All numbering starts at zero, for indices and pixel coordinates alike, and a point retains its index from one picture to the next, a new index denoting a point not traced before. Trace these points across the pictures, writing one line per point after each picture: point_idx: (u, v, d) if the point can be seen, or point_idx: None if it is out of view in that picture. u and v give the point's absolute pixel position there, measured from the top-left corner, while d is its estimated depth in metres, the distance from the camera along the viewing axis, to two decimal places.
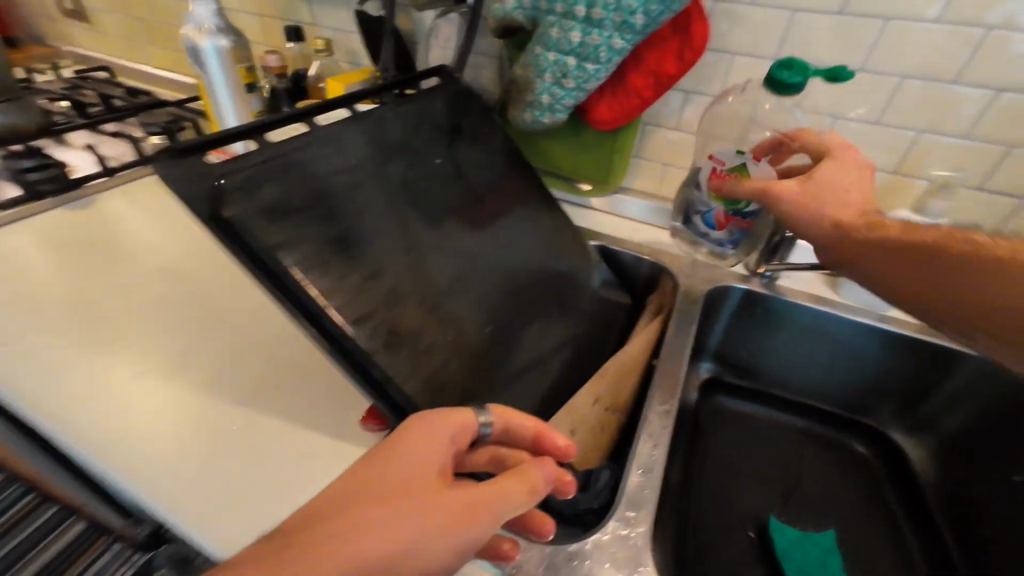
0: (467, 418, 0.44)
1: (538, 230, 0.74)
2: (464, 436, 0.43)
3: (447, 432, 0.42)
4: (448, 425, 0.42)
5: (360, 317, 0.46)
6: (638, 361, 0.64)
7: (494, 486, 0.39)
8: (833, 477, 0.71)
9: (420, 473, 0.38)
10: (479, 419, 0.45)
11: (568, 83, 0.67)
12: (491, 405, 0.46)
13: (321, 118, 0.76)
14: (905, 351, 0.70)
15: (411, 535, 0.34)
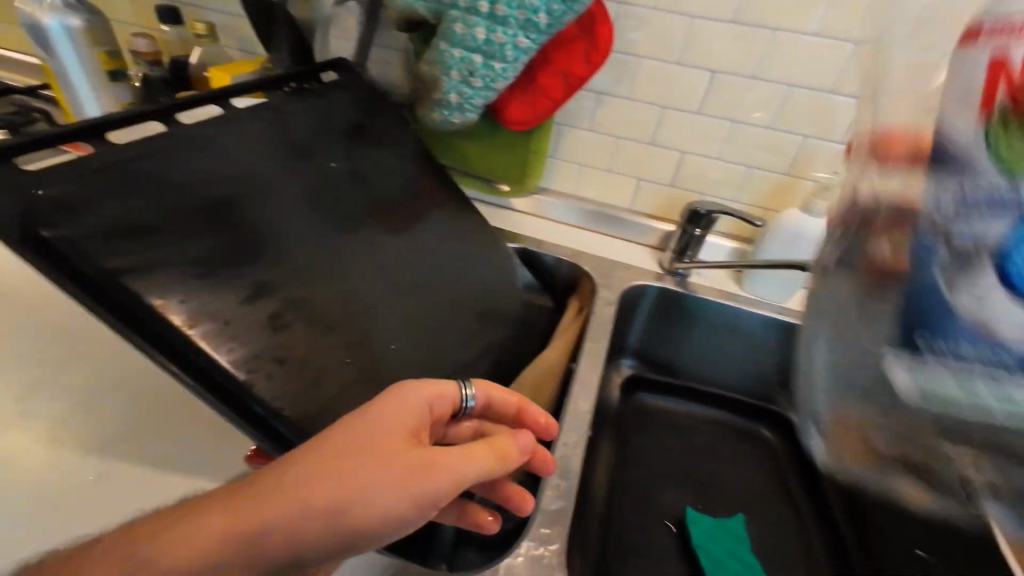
0: (448, 387, 0.41)
1: (454, 235, 0.71)
2: (445, 405, 0.41)
3: (425, 399, 0.39)
4: (427, 392, 0.40)
5: (235, 345, 0.40)
6: (557, 367, 0.63)
7: (459, 452, 0.36)
8: (743, 462, 0.75)
9: (394, 427, 0.36)
10: (463, 390, 0.43)
11: (475, 82, 0.64)
12: (476, 379, 0.44)
13: (189, 115, 0.66)
14: (799, 340, 0.76)
15: (364, 487, 0.32)
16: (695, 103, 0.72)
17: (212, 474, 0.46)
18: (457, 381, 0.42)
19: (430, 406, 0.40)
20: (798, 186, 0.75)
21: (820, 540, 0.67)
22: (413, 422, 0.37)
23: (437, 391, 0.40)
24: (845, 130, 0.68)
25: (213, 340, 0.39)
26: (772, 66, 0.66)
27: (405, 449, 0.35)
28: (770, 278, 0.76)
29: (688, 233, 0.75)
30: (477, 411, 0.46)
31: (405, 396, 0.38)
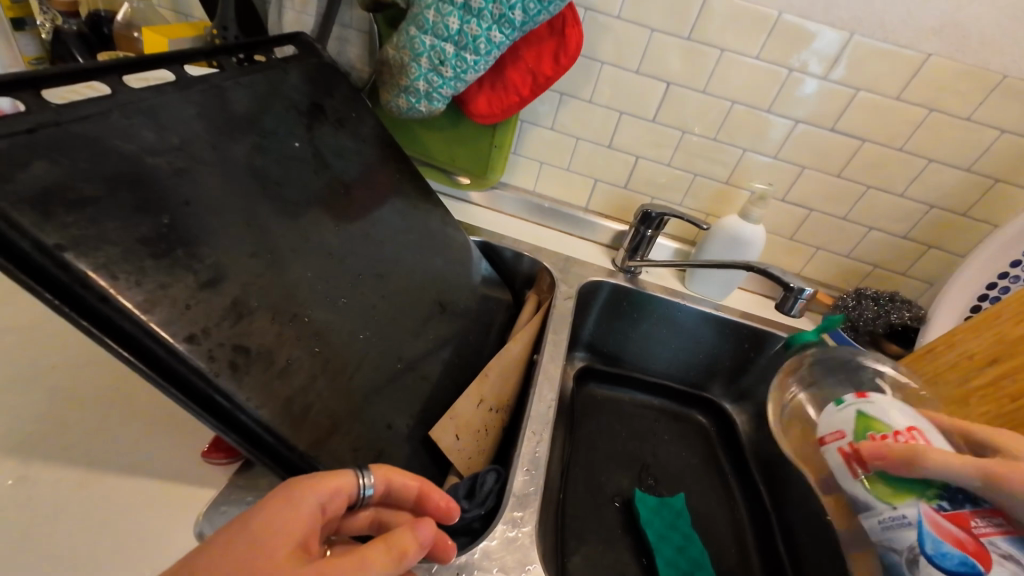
0: (341, 481, 0.37)
1: (416, 226, 0.70)
2: (339, 502, 0.37)
3: (315, 500, 0.35)
4: (314, 492, 0.35)
5: (195, 333, 0.37)
6: (520, 358, 0.65)
7: (355, 563, 0.33)
8: (680, 445, 0.81)
9: (270, 546, 0.31)
10: (360, 480, 0.38)
11: (445, 71, 0.64)
12: (374, 464, 0.39)
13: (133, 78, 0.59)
14: (732, 333, 0.84)
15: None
16: (651, 112, 0.77)
17: (160, 474, 0.42)
18: (355, 473, 0.38)
19: (321, 507, 0.35)
20: (735, 195, 0.82)
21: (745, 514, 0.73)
22: (301, 533, 0.33)
23: (329, 489, 0.35)
24: (777, 147, 0.76)
25: (171, 327, 0.36)
26: (720, 83, 0.72)
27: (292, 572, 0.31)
28: (710, 277, 0.83)
29: (640, 233, 0.80)
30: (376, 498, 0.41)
31: (289, 502, 0.33)
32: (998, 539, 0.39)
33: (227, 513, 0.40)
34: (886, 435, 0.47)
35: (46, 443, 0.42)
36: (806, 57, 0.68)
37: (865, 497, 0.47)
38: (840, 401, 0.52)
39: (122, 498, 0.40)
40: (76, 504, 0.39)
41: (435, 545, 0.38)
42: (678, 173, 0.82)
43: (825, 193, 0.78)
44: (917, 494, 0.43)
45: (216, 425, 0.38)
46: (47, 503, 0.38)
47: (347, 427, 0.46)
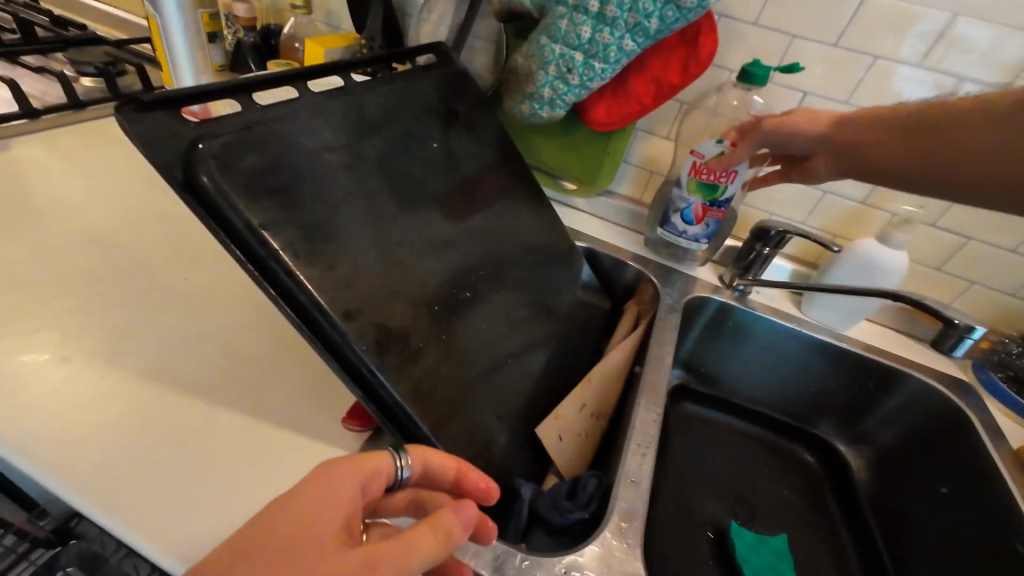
0: (377, 464, 0.39)
1: (527, 230, 0.72)
2: (377, 484, 0.39)
3: (354, 481, 0.37)
4: (351, 474, 0.37)
5: (353, 312, 0.42)
6: (622, 368, 0.64)
7: (398, 544, 0.34)
8: (781, 483, 0.75)
9: (320, 526, 0.34)
10: (396, 461, 0.40)
11: (572, 79, 0.65)
12: (410, 444, 0.41)
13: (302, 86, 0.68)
14: (854, 369, 0.76)
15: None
16: None
17: (302, 432, 0.48)
18: (391, 456, 0.40)
19: (361, 488, 0.38)
20: (872, 216, 0.74)
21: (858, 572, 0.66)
22: (345, 513, 0.36)
23: (365, 471, 0.38)
24: None
25: (333, 305, 0.40)
26: (869, 94, 0.66)
27: (340, 551, 0.33)
28: (832, 303, 0.76)
29: (755, 250, 0.76)
30: (413, 482, 0.44)
31: (330, 485, 0.36)
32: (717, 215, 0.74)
33: None
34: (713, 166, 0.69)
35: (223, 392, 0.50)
36: (982, 65, 0.60)
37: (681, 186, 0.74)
38: (718, 141, 0.69)
39: (275, 446, 0.46)
40: (244, 447, 0.46)
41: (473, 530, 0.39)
42: (805, 190, 0.76)
43: (987, 219, 0.68)
44: (707, 196, 0.72)
45: (363, 394, 0.42)
46: (227, 445, 0.46)
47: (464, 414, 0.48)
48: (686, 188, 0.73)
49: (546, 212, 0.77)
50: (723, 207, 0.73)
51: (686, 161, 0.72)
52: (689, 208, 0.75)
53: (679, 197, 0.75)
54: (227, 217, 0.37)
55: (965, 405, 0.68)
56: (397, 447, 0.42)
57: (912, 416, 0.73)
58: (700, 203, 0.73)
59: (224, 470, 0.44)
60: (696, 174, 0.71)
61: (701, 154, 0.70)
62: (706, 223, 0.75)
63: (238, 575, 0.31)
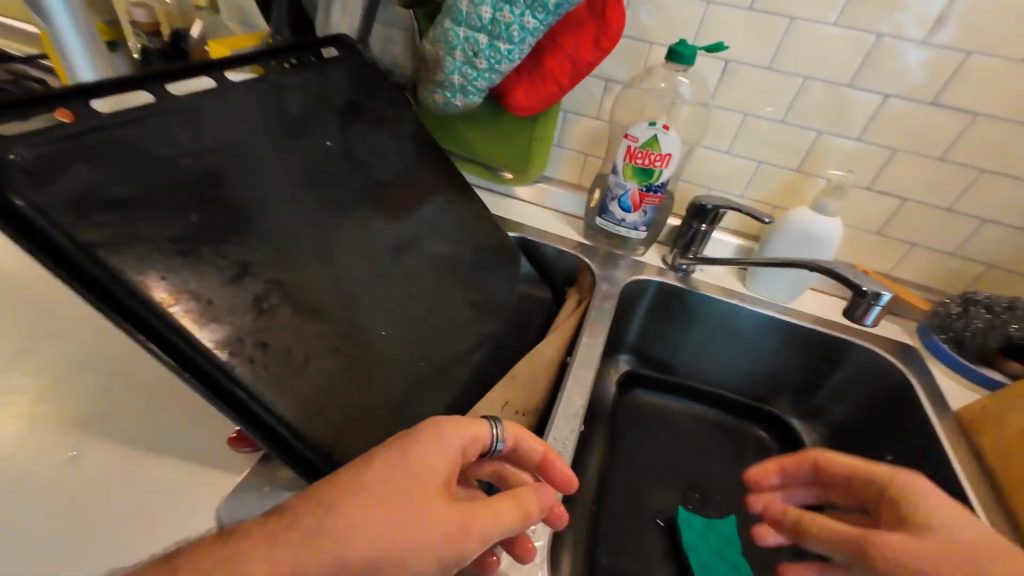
0: (481, 430, 0.38)
1: (452, 226, 0.69)
2: (477, 448, 0.38)
3: (460, 442, 0.36)
4: (461, 433, 0.36)
5: (219, 328, 0.39)
6: (553, 363, 0.62)
7: (489, 514, 0.34)
8: (735, 466, 0.73)
9: (423, 477, 0.33)
10: (495, 431, 0.39)
11: (479, 63, 0.62)
12: (509, 419, 0.40)
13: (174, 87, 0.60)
14: (801, 343, 0.74)
15: (398, 552, 0.30)
16: (707, 94, 0.69)
17: (191, 457, 0.45)
18: (492, 424, 0.39)
19: (463, 449, 0.37)
20: (808, 184, 0.71)
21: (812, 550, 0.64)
22: (445, 470, 0.34)
23: (471, 435, 0.37)
24: (862, 127, 0.65)
25: (191, 324, 0.37)
26: (790, 57, 0.63)
27: (442, 505, 0.33)
28: (775, 277, 0.74)
29: (693, 228, 0.73)
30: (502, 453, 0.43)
31: (437, 441, 0.35)
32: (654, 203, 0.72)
33: (249, 501, 0.42)
34: (650, 151, 0.67)
35: (110, 422, 0.46)
36: (902, 18, 0.57)
37: (617, 173, 0.71)
38: (650, 124, 0.66)
39: (162, 475, 0.43)
40: (125, 479, 0.43)
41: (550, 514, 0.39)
42: (739, 161, 0.73)
43: (922, 180, 0.66)
44: (642, 181, 0.70)
45: (240, 415, 0.39)
46: (110, 478, 0.43)
47: (365, 427, 0.45)
48: (622, 174, 0.70)
49: (474, 204, 0.74)
50: (660, 192, 0.71)
51: (620, 146, 0.69)
52: (626, 195, 0.72)
53: (614, 185, 0.72)
54: (52, 236, 0.33)
55: (909, 373, 0.66)
56: (494, 417, 0.41)
57: (860, 386, 0.71)
58: (636, 188, 0.70)
59: (105, 505, 0.41)
60: (630, 159, 0.68)
61: (634, 138, 0.67)
62: (644, 210, 0.72)
63: (327, 523, 0.29)
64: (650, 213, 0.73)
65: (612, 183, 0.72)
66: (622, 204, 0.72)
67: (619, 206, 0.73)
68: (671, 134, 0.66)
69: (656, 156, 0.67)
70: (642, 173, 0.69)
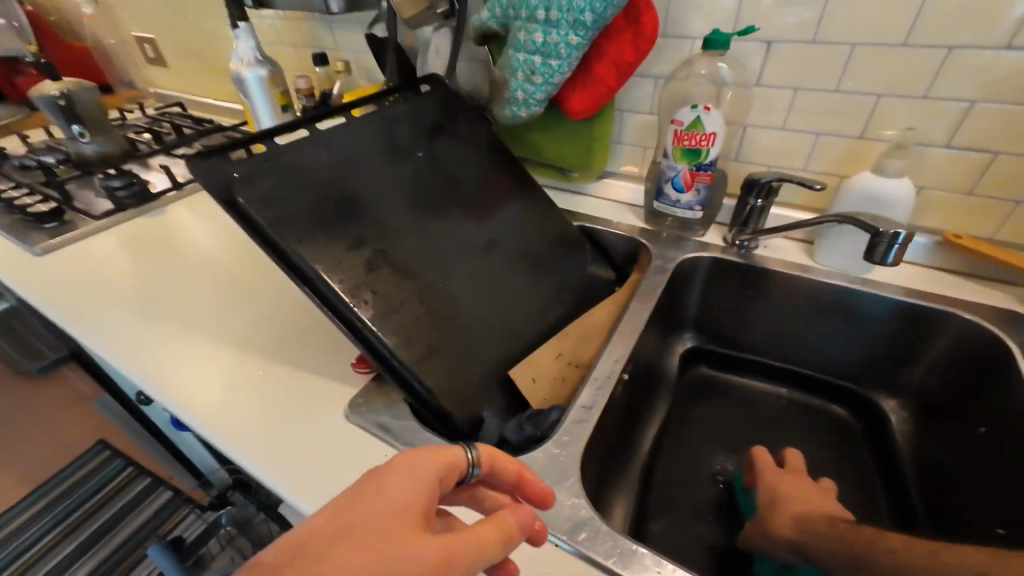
0: (454, 457, 0.39)
1: (520, 215, 0.82)
2: (452, 475, 0.39)
3: (434, 472, 0.37)
4: (434, 464, 0.37)
5: (344, 279, 0.57)
6: (604, 325, 0.70)
7: (471, 537, 0.35)
8: (807, 440, 0.72)
9: (398, 513, 0.34)
10: (469, 456, 0.40)
11: (536, 79, 0.75)
12: (483, 442, 0.41)
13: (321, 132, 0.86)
14: (879, 314, 0.71)
15: None
16: (753, 75, 0.73)
17: (329, 376, 0.64)
18: (466, 449, 0.40)
19: (439, 479, 0.37)
20: (872, 149, 0.70)
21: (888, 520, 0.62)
22: (421, 503, 0.35)
23: (445, 463, 0.38)
24: (926, 84, 0.63)
25: (328, 276, 0.56)
26: (833, 28, 0.65)
27: (422, 540, 0.33)
28: (843, 246, 0.72)
29: (749, 204, 0.75)
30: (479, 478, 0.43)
31: (411, 474, 0.36)
32: (705, 181, 0.76)
33: (364, 405, 0.59)
34: (695, 132, 0.72)
35: (282, 353, 0.67)
36: None
37: (667, 155, 0.77)
38: (693, 107, 0.72)
39: (311, 386, 0.63)
40: (290, 387, 0.63)
41: (532, 533, 0.40)
42: (795, 135, 0.74)
43: (1009, 130, 0.61)
44: (691, 161, 0.75)
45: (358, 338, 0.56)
46: (282, 386, 0.63)
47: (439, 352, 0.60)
48: (672, 156, 0.77)
49: (540, 198, 0.86)
50: (710, 170, 0.75)
51: (669, 131, 0.76)
52: (678, 176, 0.78)
53: (667, 166, 0.78)
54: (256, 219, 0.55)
55: (1006, 338, 0.60)
56: (468, 441, 0.41)
57: (950, 358, 0.66)
58: (686, 168, 0.76)
59: (280, 401, 0.61)
60: (677, 141, 0.75)
61: (679, 121, 0.73)
62: (697, 188, 0.77)
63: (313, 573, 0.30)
64: (704, 192, 0.78)
65: (664, 166, 0.79)
66: (675, 184, 0.79)
67: (672, 186, 0.79)
68: (715, 113, 0.71)
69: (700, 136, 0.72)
70: (690, 152, 0.75)
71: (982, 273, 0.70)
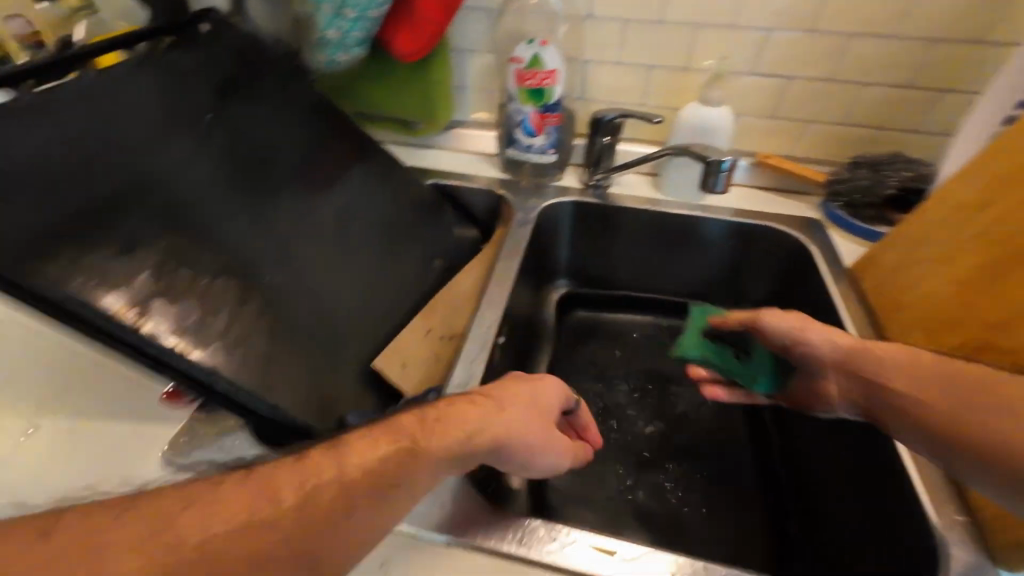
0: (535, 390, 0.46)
1: (359, 185, 0.71)
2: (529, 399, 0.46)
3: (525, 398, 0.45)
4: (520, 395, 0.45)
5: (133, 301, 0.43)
6: (474, 291, 0.66)
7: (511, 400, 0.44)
8: (675, 360, 0.79)
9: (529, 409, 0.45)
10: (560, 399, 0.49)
11: (348, 13, 0.63)
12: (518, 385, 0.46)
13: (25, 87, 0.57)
14: (718, 238, 0.78)
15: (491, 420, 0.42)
16: (586, 6, 0.70)
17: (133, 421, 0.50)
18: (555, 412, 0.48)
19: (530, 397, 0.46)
20: (694, 80, 0.74)
21: (743, 428, 0.71)
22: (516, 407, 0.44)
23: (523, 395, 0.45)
24: (736, 12, 0.66)
25: (87, 290, 0.41)
26: None
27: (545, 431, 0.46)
28: (681, 176, 0.76)
29: (597, 143, 0.75)
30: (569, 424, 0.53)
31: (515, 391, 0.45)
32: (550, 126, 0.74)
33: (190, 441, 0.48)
34: (539, 69, 0.69)
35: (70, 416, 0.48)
36: None
37: (513, 101, 0.73)
38: (529, 43, 0.68)
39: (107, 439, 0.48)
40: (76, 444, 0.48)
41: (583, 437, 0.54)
42: (630, 71, 0.75)
43: (801, 55, 0.68)
44: (538, 103, 0.72)
45: (140, 342, 0.42)
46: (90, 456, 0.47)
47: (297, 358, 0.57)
48: (518, 99, 0.72)
49: (370, 149, 0.74)
50: (555, 110, 0.73)
51: (510, 70, 0.71)
52: (527, 120, 0.74)
53: (513, 109, 0.74)
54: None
55: (809, 242, 0.71)
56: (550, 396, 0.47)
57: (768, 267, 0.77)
58: (533, 110, 0.72)
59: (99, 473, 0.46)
60: (519, 80, 0.71)
61: (518, 59, 0.69)
62: (546, 132, 0.74)
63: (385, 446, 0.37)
64: (551, 135, 0.75)
65: (511, 111, 0.74)
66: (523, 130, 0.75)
67: (523, 131, 0.75)
68: (550, 48, 0.69)
69: (545, 75, 0.69)
70: (529, 89, 0.71)
71: (792, 188, 0.79)
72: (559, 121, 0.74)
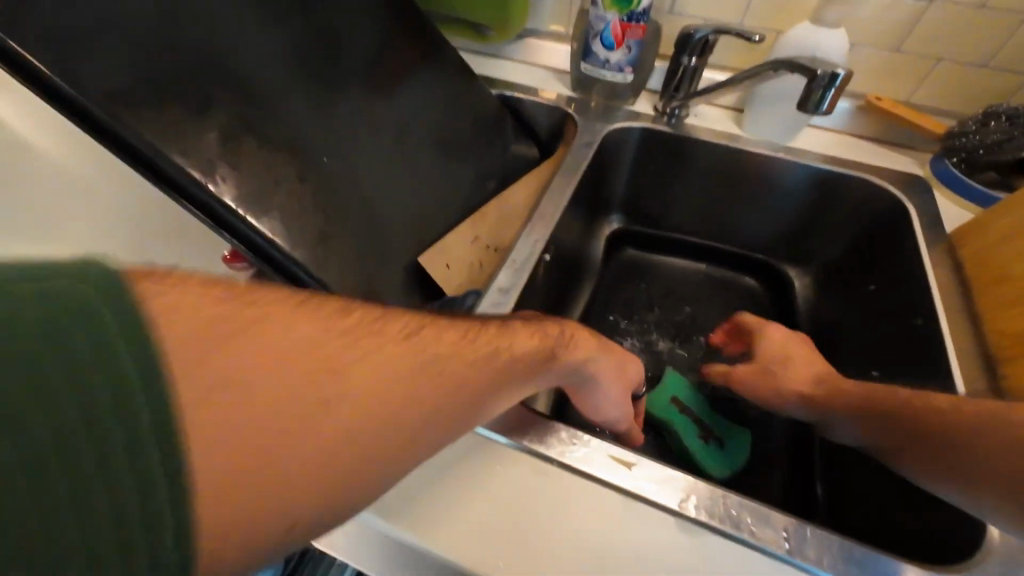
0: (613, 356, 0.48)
1: (423, 84, 0.68)
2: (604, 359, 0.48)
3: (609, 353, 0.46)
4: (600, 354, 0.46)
5: (202, 161, 0.45)
6: (526, 206, 0.64)
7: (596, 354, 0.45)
8: (724, 312, 0.75)
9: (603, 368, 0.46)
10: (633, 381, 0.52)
11: None
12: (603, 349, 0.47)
13: None
14: (798, 187, 0.70)
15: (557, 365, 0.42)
16: None
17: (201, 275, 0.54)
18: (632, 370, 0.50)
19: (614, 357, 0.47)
20: None
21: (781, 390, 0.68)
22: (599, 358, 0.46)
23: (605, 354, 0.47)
24: None
25: (164, 145, 0.43)
26: None
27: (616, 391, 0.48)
28: (771, 113, 0.68)
29: (682, 65, 0.66)
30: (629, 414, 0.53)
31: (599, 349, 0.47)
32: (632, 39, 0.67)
33: None
34: None
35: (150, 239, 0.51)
36: None
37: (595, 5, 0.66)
38: None
39: None
40: None
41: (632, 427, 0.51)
42: None
43: None
44: (623, 10, 0.65)
45: (209, 202, 0.45)
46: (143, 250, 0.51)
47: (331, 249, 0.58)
48: (602, 3, 0.65)
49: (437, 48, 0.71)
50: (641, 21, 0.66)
51: None
52: (607, 29, 0.67)
53: (595, 16, 0.67)
54: (48, 77, 0.39)
55: (907, 201, 0.63)
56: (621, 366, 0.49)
57: (853, 224, 0.69)
58: (617, 18, 0.66)
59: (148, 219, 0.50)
60: None
61: None
62: (626, 45, 0.68)
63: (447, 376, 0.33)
64: (631, 50, 0.68)
65: (592, 19, 0.68)
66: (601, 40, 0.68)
67: (601, 42, 0.68)
68: None
69: None
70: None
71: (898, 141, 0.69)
72: (642, 34, 0.67)
